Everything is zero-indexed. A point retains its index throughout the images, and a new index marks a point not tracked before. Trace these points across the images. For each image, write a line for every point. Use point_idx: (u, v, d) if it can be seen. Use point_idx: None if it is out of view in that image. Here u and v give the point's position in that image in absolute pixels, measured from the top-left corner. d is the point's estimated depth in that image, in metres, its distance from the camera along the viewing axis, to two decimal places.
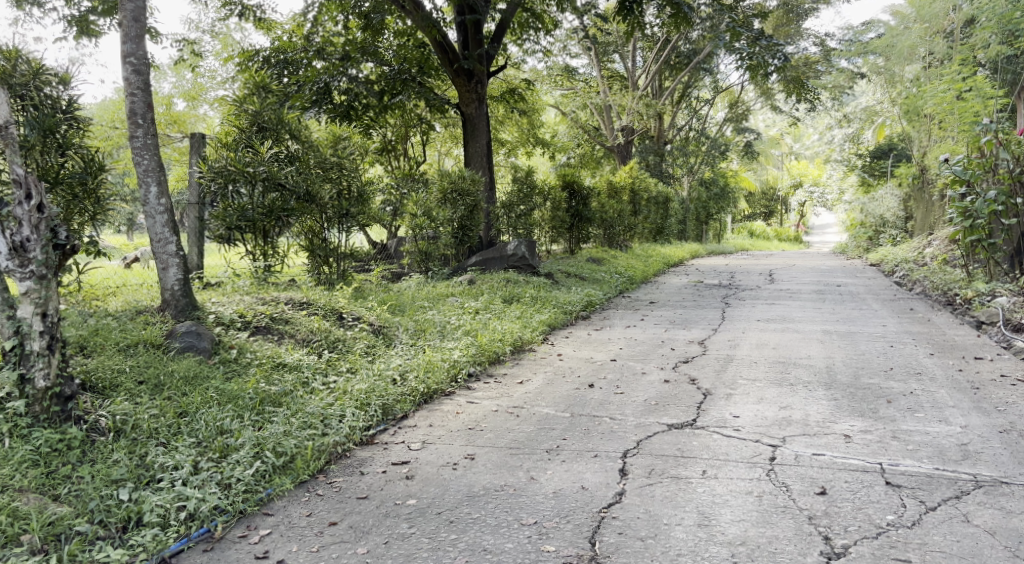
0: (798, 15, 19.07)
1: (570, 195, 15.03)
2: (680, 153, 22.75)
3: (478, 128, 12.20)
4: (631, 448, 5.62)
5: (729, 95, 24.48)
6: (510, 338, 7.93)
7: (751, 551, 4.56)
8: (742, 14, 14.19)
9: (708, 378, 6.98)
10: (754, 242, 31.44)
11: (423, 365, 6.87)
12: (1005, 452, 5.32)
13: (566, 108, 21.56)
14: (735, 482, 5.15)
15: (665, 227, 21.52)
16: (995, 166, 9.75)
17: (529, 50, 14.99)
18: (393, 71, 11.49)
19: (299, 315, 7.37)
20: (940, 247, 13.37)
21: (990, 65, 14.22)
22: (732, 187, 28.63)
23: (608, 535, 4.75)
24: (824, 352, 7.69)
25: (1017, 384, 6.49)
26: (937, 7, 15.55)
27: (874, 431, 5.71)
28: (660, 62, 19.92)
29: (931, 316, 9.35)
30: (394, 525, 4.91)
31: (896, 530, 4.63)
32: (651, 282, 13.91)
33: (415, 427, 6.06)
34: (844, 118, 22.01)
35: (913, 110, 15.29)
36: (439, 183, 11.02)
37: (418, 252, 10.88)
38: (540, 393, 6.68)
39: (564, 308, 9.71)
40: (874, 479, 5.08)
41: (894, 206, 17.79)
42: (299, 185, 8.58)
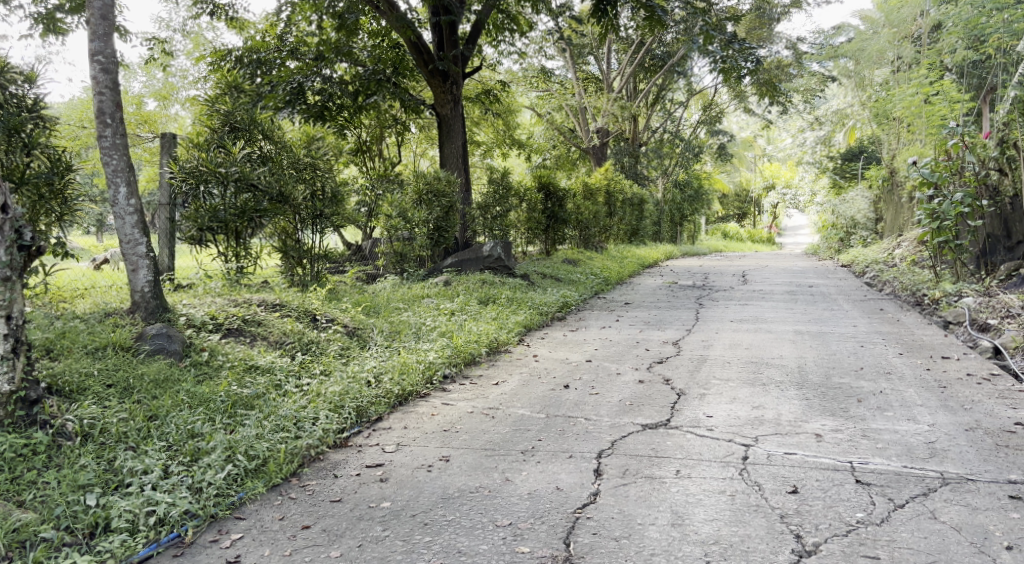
0: (770, 19, 19.22)
1: (546, 196, 15.04)
2: (655, 154, 22.87)
3: (454, 129, 12.18)
4: (605, 449, 5.63)
5: (703, 97, 24.71)
6: (486, 339, 7.92)
7: (724, 550, 4.58)
8: (715, 16, 14.31)
9: (682, 378, 7.02)
10: (727, 243, 31.71)
11: (398, 367, 6.83)
12: (971, 449, 5.38)
13: (542, 109, 21.60)
14: (708, 481, 5.17)
15: (640, 228, 21.60)
16: (961, 169, 9.96)
17: (504, 51, 14.97)
18: (368, 71, 11.37)
19: (272, 317, 7.30)
20: (909, 248, 13.57)
21: (957, 69, 14.41)
22: (707, 189, 28.87)
23: (582, 535, 4.75)
24: (796, 352, 7.75)
25: (983, 383, 6.57)
26: (904, 12, 15.75)
27: (844, 430, 5.75)
28: (634, 64, 19.99)
29: (900, 316, 9.46)
30: (367, 527, 4.88)
31: (865, 528, 4.67)
32: (625, 282, 13.98)
33: (389, 429, 6.03)
34: (816, 120, 22.23)
35: (882, 114, 15.46)
36: (414, 183, 10.91)
37: (393, 254, 10.81)
38: (515, 394, 6.68)
39: (540, 308, 9.72)
40: (845, 478, 5.12)
41: (864, 208, 17.96)
42: (271, 185, 8.52)
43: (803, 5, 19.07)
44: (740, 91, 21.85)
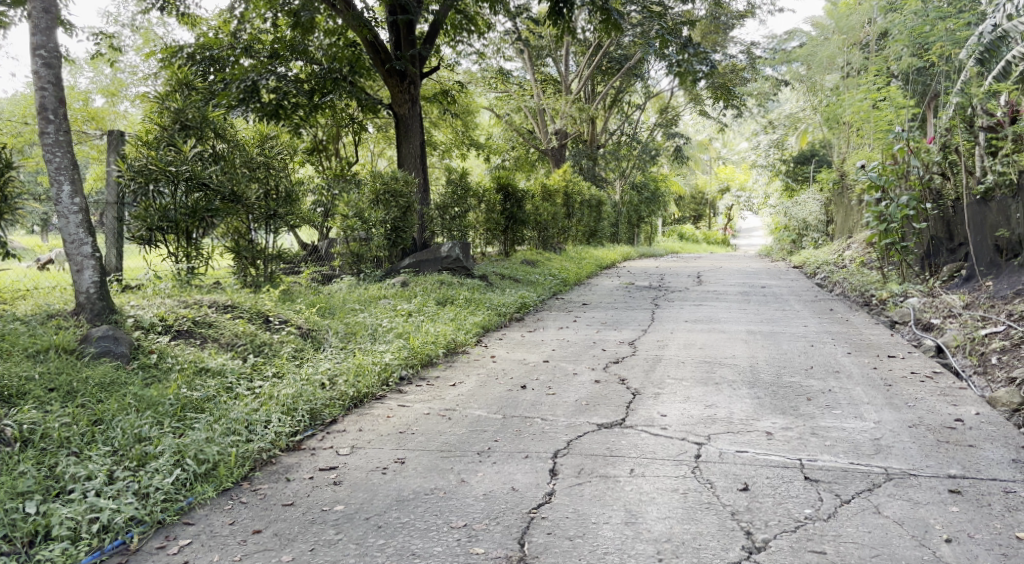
0: (725, 24, 19.46)
1: (505, 197, 15.08)
2: (613, 156, 23.04)
3: (411, 129, 12.15)
4: (561, 449, 5.66)
5: (660, 100, 25.10)
6: (443, 340, 7.92)
7: (676, 548, 4.64)
8: (670, 20, 14.47)
9: (637, 378, 7.08)
10: (683, 244, 32.10)
11: (353, 369, 6.80)
12: (914, 445, 5.52)
13: (501, 110, 21.64)
14: (661, 479, 5.23)
15: (598, 230, 21.73)
16: (907, 172, 10.20)
17: (461, 51, 14.95)
18: (323, 70, 11.41)
19: (223, 319, 7.21)
20: (858, 250, 13.88)
21: (902, 76, 14.79)
22: (664, 191, 29.19)
23: (537, 535, 4.77)
24: (748, 352, 7.87)
25: (926, 381, 6.73)
26: (853, 19, 16.27)
27: (794, 428, 5.86)
28: (592, 67, 20.12)
29: (849, 316, 9.65)
30: (320, 531, 4.85)
31: (813, 524, 4.76)
32: (583, 282, 14.12)
33: (344, 432, 6.00)
34: (769, 124, 22.60)
35: (833, 118, 15.80)
36: (371, 183, 10.85)
37: (349, 254, 10.86)
38: (472, 395, 6.70)
39: (498, 309, 9.76)
40: (794, 475, 5.22)
41: (815, 211, 18.26)
42: (224, 184, 8.43)
43: (756, 10, 19.37)
44: (696, 94, 22.12)
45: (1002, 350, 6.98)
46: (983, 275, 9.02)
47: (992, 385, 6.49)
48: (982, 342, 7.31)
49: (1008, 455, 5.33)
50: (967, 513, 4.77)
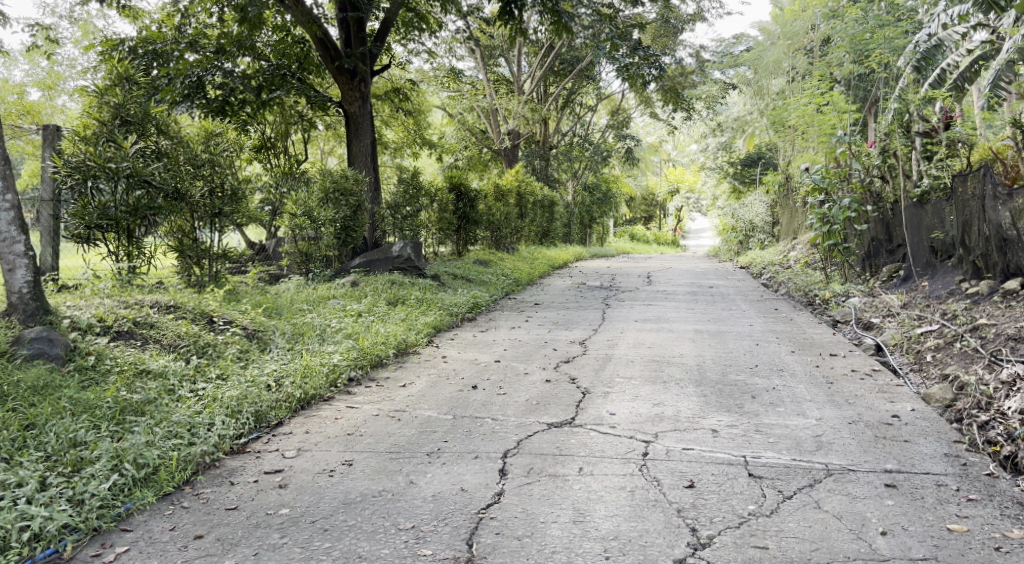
0: (675, 27, 19.66)
1: (457, 197, 15.04)
2: (565, 157, 23.14)
3: (362, 128, 12.06)
4: (511, 449, 5.68)
5: (612, 102, 25.40)
6: (393, 341, 7.89)
7: (622, 545, 4.68)
8: (620, 22, 14.61)
9: (586, 378, 7.12)
10: (633, 245, 32.38)
11: (300, 371, 6.73)
12: (853, 441, 5.64)
13: (453, 109, 21.63)
14: (610, 478, 5.27)
15: (551, 230, 21.79)
16: (849, 176, 10.51)
17: (413, 50, 14.89)
18: (271, 66, 11.24)
19: (165, 319, 7.08)
20: (803, 251, 14.16)
21: (845, 81, 15.17)
22: (615, 192, 29.40)
23: (485, 535, 4.78)
24: (695, 351, 7.96)
25: (866, 378, 6.89)
26: (797, 25, 16.81)
27: (739, 425, 5.95)
28: (544, 67, 20.23)
29: (793, 315, 9.81)
30: (265, 535, 4.80)
31: (756, 520, 4.83)
32: (535, 282, 14.17)
33: (290, 434, 5.94)
34: (718, 126, 22.92)
35: (779, 121, 16.10)
36: (321, 181, 10.70)
37: (298, 253, 10.67)
38: (422, 396, 6.68)
39: (450, 309, 9.74)
40: (738, 472, 5.30)
41: (761, 212, 18.60)
42: (167, 182, 8.25)
43: (706, 14, 19.65)
44: (646, 97, 22.36)
45: (937, 348, 7.19)
46: (920, 275, 9.27)
47: (927, 382, 6.67)
48: (918, 341, 7.51)
49: (941, 450, 5.48)
50: (902, 506, 4.89)
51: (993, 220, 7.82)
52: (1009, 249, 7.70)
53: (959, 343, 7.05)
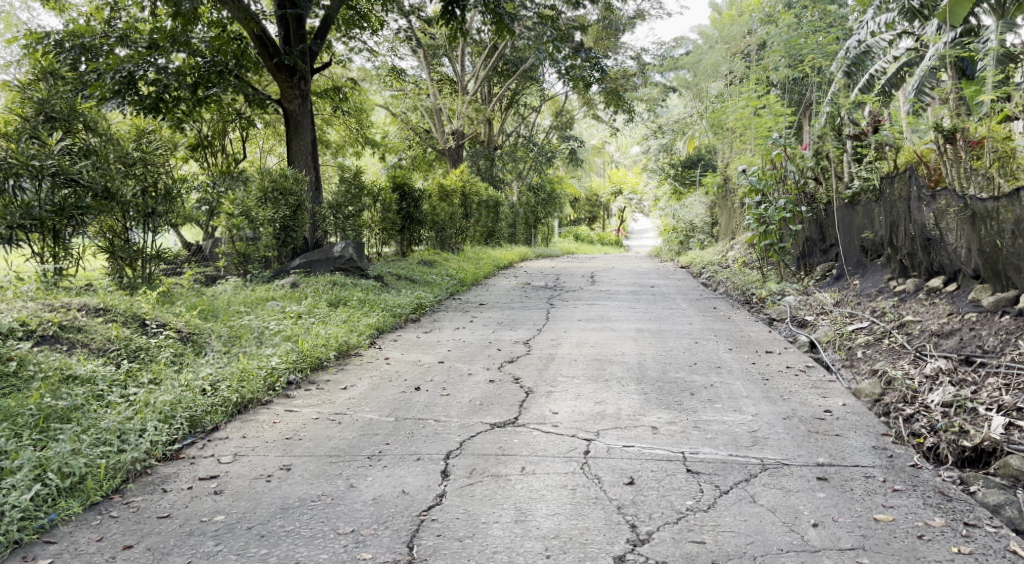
0: (617, 29, 19.86)
1: (401, 197, 14.92)
2: (510, 157, 23.14)
3: (302, 125, 11.89)
4: (454, 449, 5.66)
5: (555, 103, 25.53)
6: (334, 342, 7.81)
7: (563, 544, 4.70)
8: (562, 24, 14.70)
9: (530, 377, 7.13)
10: (577, 245, 32.60)
11: (237, 374, 6.62)
12: (787, 435, 5.76)
13: (397, 108, 21.48)
14: (552, 476, 5.29)
15: (496, 231, 21.79)
16: (784, 177, 10.74)
17: (354, 48, 14.78)
18: (207, 62, 11.02)
19: (94, 322, 6.84)
20: (741, 250, 14.42)
21: (781, 85, 15.50)
22: (560, 192, 29.55)
23: (426, 537, 4.76)
24: (636, 349, 8.04)
25: (800, 374, 7.04)
26: (734, 30, 17.20)
27: (678, 422, 6.03)
28: (487, 68, 20.25)
29: (730, 313, 9.96)
30: (198, 543, 4.71)
31: (693, 515, 4.90)
32: (480, 283, 14.13)
33: (226, 439, 5.84)
34: (659, 128, 23.18)
35: (717, 124, 16.40)
36: (259, 181, 10.53)
37: (235, 254, 10.37)
38: (364, 399, 6.62)
39: (393, 311, 9.64)
40: (677, 468, 5.37)
41: (701, 213, 18.90)
42: (95, 181, 8.06)
43: (647, 16, 19.88)
44: (587, 98, 22.53)
45: (867, 344, 7.37)
46: (851, 273, 9.52)
47: (858, 377, 6.84)
48: (849, 338, 7.68)
49: (870, 443, 5.62)
50: (832, 498, 5.00)
51: (918, 221, 8.10)
52: (933, 248, 7.92)
53: (887, 339, 7.25)
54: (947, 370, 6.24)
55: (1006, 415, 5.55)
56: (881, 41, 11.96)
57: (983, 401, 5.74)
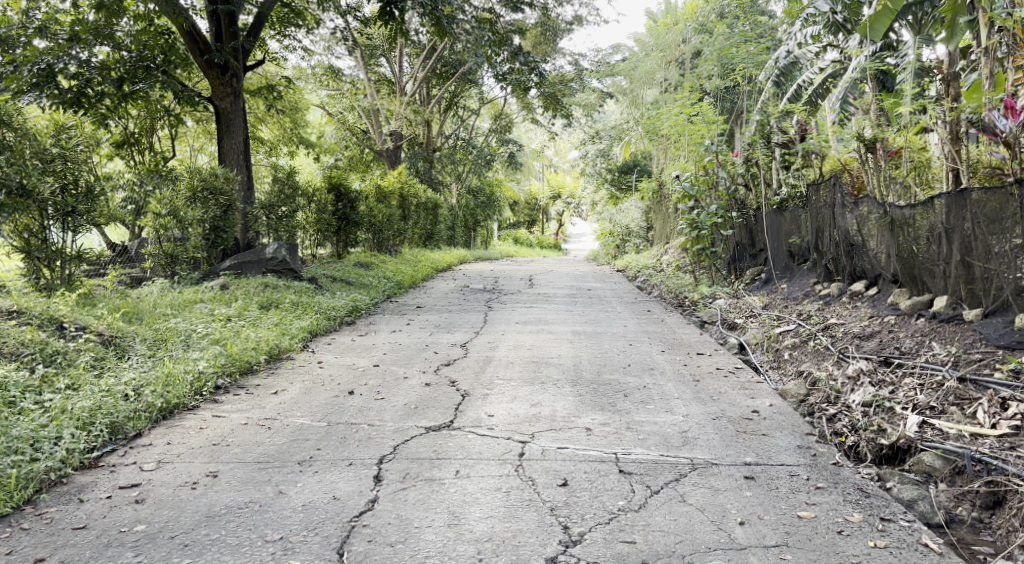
0: (554, 34, 20.00)
1: (337, 198, 14.72)
2: (448, 160, 23.06)
3: (234, 124, 11.65)
4: (387, 454, 5.58)
5: (494, 107, 25.54)
6: (264, 346, 7.65)
7: (496, 546, 4.67)
8: (500, 28, 14.73)
9: (467, 380, 7.10)
10: (516, 248, 32.78)
11: (162, 379, 6.44)
12: (716, 436, 5.82)
13: (333, 108, 21.21)
14: (486, 479, 5.26)
15: (434, 233, 21.68)
16: (716, 184, 10.91)
17: (287, 47, 14.55)
18: (133, 57, 10.72)
19: (7, 326, 6.56)
20: (675, 254, 14.61)
21: (714, 93, 15.76)
22: (499, 195, 29.57)
23: (357, 543, 4.69)
24: (572, 351, 8.06)
25: (729, 375, 7.14)
26: (670, 37, 17.38)
27: (611, 423, 6.06)
28: (426, 70, 20.14)
29: (664, 316, 10.07)
30: (117, 554, 4.57)
31: (625, 515, 4.91)
32: (417, 285, 14.03)
33: (150, 446, 5.68)
34: (596, 134, 23.36)
35: (653, 130, 16.59)
36: (188, 180, 10.21)
37: (162, 255, 10.08)
38: (295, 403, 6.49)
39: (327, 313, 9.50)
40: (609, 469, 5.38)
41: (637, 218, 19.14)
42: (10, 177, 7.75)
43: (584, 23, 20.02)
44: (526, 103, 22.58)
45: (793, 347, 7.51)
46: (779, 278, 9.74)
47: (784, 378, 6.98)
48: (777, 340, 7.82)
49: (795, 442, 5.71)
50: (759, 496, 5.07)
51: (842, 227, 8.31)
52: (855, 253, 8.11)
53: (813, 341, 7.41)
54: (868, 370, 6.39)
55: (921, 413, 5.71)
56: (808, 52, 12.22)
57: (900, 400, 5.89)
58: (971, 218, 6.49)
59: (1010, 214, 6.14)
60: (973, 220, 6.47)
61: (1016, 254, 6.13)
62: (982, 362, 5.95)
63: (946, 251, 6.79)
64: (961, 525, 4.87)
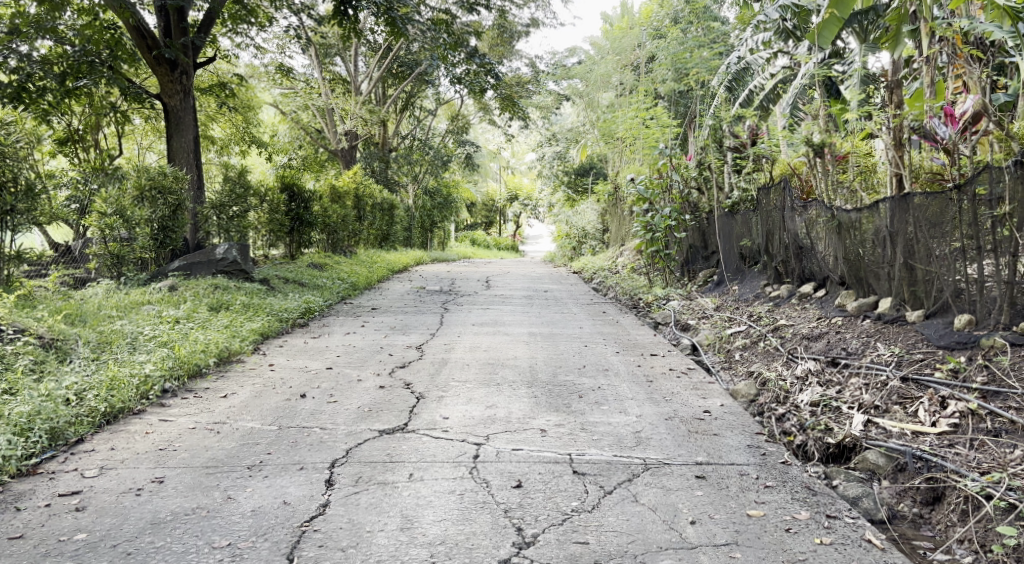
0: (511, 36, 19.98)
1: (290, 197, 14.52)
2: (405, 160, 22.94)
3: (184, 123, 11.43)
4: (339, 457, 5.50)
5: (451, 108, 25.49)
6: (214, 349, 7.50)
7: (448, 549, 4.62)
8: (456, 29, 14.68)
9: (421, 382, 7.04)
10: (472, 249, 32.81)
11: (106, 383, 6.28)
12: (668, 436, 5.84)
13: (286, 107, 20.97)
14: (440, 482, 5.21)
15: (390, 234, 21.54)
16: (669, 187, 11.00)
17: (240, 44, 14.33)
18: (77, 51, 10.37)
19: None
20: (630, 256, 14.69)
21: (668, 96, 15.90)
22: (456, 196, 29.49)
23: (307, 548, 4.61)
24: (527, 353, 8.05)
25: (682, 376, 7.17)
26: (625, 42, 17.49)
27: (566, 424, 6.04)
28: (382, 70, 20.00)
29: (619, 317, 10.11)
30: None
31: (578, 516, 4.89)
32: (372, 286, 13.91)
33: (92, 452, 5.54)
34: (552, 136, 23.42)
35: (608, 133, 16.68)
36: (135, 178, 10.04)
37: (108, 256, 9.79)
38: (245, 407, 6.37)
39: (279, 315, 9.36)
40: (563, 469, 5.36)
41: (593, 220, 19.24)
42: None
43: (541, 26, 20.06)
44: (484, 104, 22.57)
45: (744, 347, 7.58)
46: (731, 279, 9.84)
47: (735, 378, 7.04)
48: (728, 341, 7.89)
49: (745, 441, 5.75)
50: (709, 495, 5.09)
51: (792, 230, 8.42)
52: (804, 256, 8.22)
53: (763, 342, 7.48)
54: (817, 371, 6.47)
55: (866, 412, 5.79)
56: (758, 59, 12.40)
57: (846, 400, 5.97)
58: (913, 222, 6.60)
59: (949, 219, 6.24)
60: (915, 224, 6.57)
61: (956, 257, 6.24)
62: (924, 362, 6.05)
63: (890, 254, 6.90)
64: (903, 521, 4.94)
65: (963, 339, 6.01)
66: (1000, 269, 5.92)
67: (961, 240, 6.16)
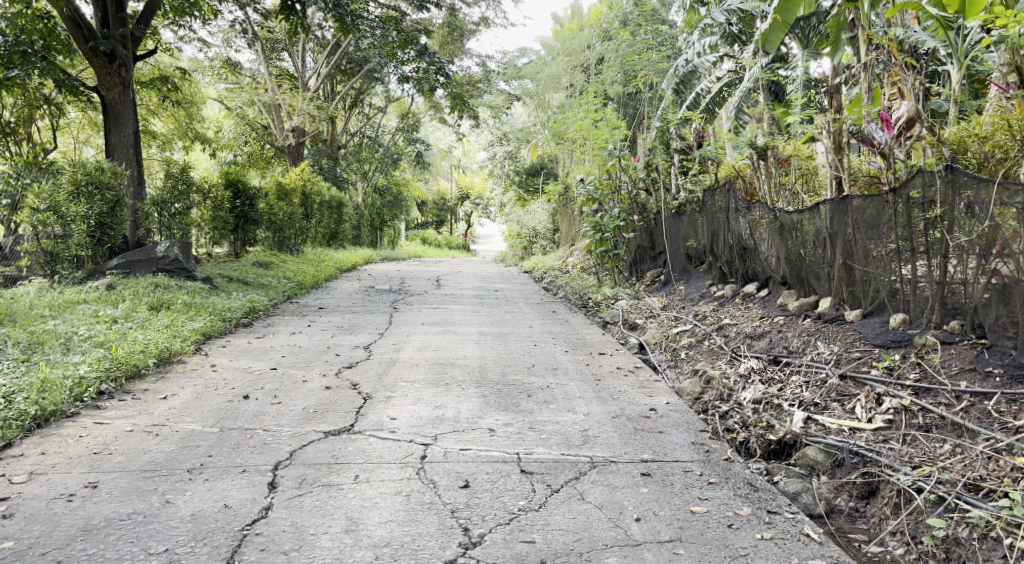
0: (460, 35, 19.91)
1: (235, 194, 14.25)
2: (354, 158, 22.71)
3: (123, 116, 11.11)
4: (282, 460, 5.38)
5: (401, 106, 25.28)
6: (154, 349, 7.30)
7: (394, 551, 4.55)
8: (405, 26, 14.53)
9: (368, 382, 6.94)
10: (422, 248, 32.65)
11: (37, 385, 6.08)
12: (614, 434, 5.84)
13: (232, 103, 20.61)
14: (386, 483, 5.13)
15: (339, 232, 21.30)
16: (618, 188, 11.05)
17: (183, 37, 14.01)
18: (8, 42, 10.08)
19: None
20: (580, 256, 14.73)
21: (617, 97, 15.97)
22: (406, 195, 29.30)
23: (247, 553, 4.51)
24: (476, 353, 7.99)
25: (628, 374, 7.19)
26: (574, 43, 17.52)
27: (514, 423, 6.00)
28: (330, 66, 19.74)
29: (568, 316, 10.11)
30: None
31: (525, 515, 4.85)
32: (321, 286, 13.72)
33: (22, 456, 5.35)
34: (502, 135, 23.39)
35: (558, 133, 16.68)
36: (70, 173, 9.75)
37: (41, 253, 9.55)
38: (185, 409, 6.21)
39: (222, 315, 9.17)
40: (511, 469, 5.32)
41: (543, 219, 19.24)
42: None
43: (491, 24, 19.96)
44: (433, 103, 22.44)
45: (689, 346, 7.62)
46: (677, 279, 9.90)
47: (681, 377, 7.07)
48: (675, 340, 7.92)
49: (689, 439, 5.76)
50: (654, 492, 5.09)
51: (736, 230, 8.50)
52: (748, 256, 8.30)
53: (708, 340, 7.53)
54: (761, 369, 6.53)
55: (807, 409, 5.84)
56: (706, 62, 12.47)
57: (788, 398, 6.03)
58: (852, 224, 6.69)
59: (886, 221, 6.34)
60: (854, 226, 6.67)
61: (891, 258, 6.34)
62: (862, 359, 6.14)
63: (830, 255, 7.00)
64: (840, 515, 5.00)
65: (898, 339, 6.11)
66: (932, 270, 6.02)
67: (896, 242, 6.27)
